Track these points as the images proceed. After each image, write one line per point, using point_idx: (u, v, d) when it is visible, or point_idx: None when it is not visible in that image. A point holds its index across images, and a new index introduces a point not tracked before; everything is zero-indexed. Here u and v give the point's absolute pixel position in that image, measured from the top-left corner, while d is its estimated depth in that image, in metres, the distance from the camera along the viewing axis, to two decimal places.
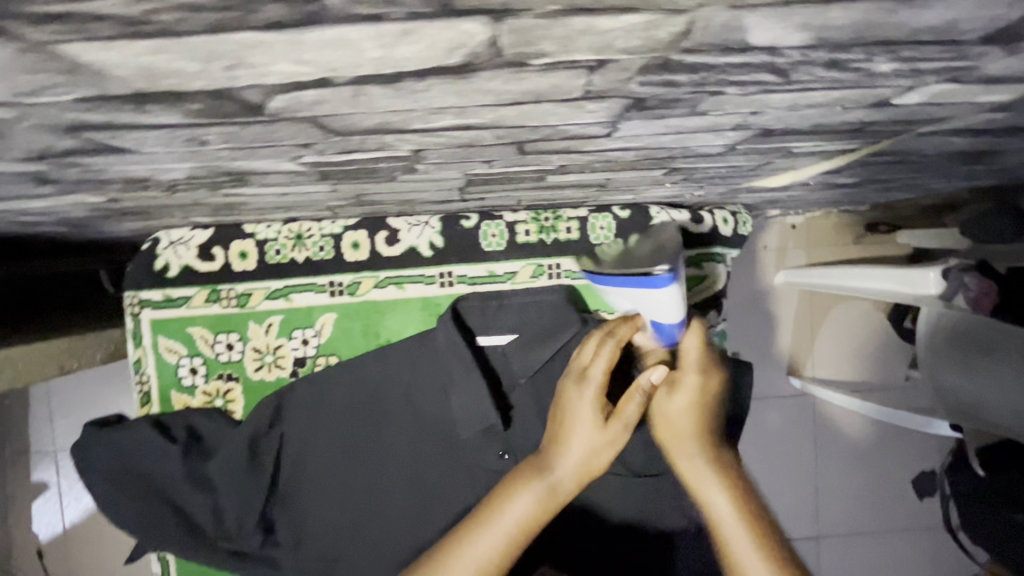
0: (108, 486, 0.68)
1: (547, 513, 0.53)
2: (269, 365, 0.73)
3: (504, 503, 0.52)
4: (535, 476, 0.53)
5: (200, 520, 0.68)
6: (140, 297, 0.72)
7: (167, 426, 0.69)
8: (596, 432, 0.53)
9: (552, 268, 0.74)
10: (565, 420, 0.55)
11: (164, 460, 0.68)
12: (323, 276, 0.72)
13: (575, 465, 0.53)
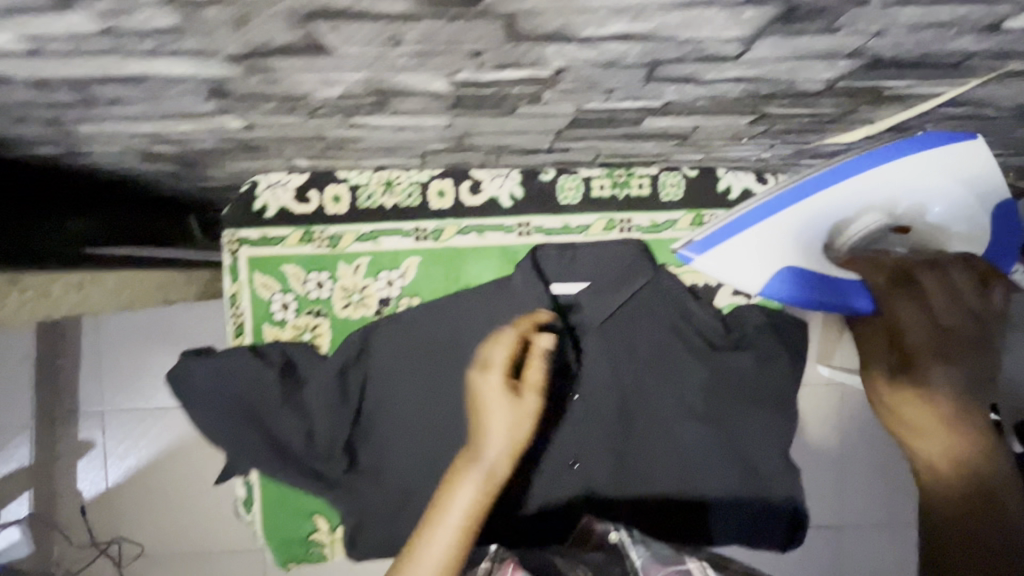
0: (206, 410, 0.72)
1: (489, 497, 0.62)
2: (355, 304, 0.77)
3: (450, 498, 0.61)
4: (471, 470, 0.63)
5: (290, 444, 0.73)
6: (239, 235, 0.77)
7: (262, 355, 0.74)
8: (509, 410, 0.65)
9: (624, 222, 0.78)
10: (483, 410, 0.65)
11: (261, 388, 0.73)
12: (410, 222, 0.77)
13: (502, 449, 0.64)
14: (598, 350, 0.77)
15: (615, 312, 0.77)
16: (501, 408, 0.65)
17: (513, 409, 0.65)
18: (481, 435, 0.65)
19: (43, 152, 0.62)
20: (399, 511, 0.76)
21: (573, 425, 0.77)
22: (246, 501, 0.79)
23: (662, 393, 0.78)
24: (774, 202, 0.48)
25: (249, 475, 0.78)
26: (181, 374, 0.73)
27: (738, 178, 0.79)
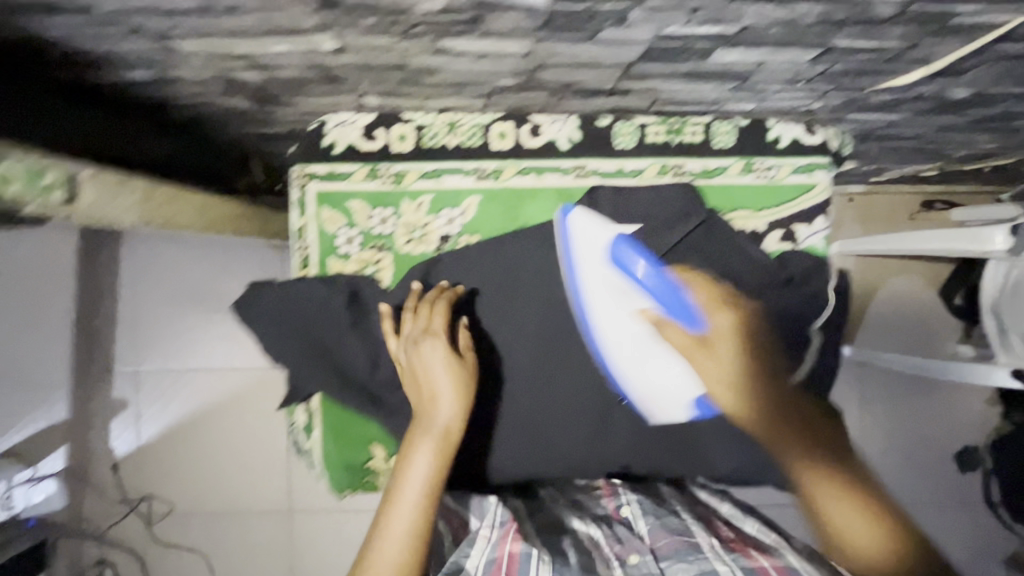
0: (280, 330, 0.79)
1: (444, 456, 0.67)
2: (417, 240, 0.81)
3: (412, 463, 0.65)
4: (421, 437, 0.68)
5: (354, 367, 0.79)
6: (308, 171, 0.80)
7: (332, 284, 0.78)
8: (454, 373, 0.72)
9: (677, 167, 0.81)
10: (427, 377, 0.72)
11: (329, 316, 0.78)
12: (471, 162, 0.80)
13: (448, 412, 0.69)
14: None
15: (670, 254, 0.79)
16: (439, 371, 0.72)
17: (451, 372, 0.72)
18: (427, 405, 0.71)
19: (137, 74, 0.65)
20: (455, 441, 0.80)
21: None
22: (307, 427, 0.83)
23: None
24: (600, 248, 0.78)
25: (310, 401, 0.82)
26: (258, 300, 0.79)
27: (787, 129, 0.81)
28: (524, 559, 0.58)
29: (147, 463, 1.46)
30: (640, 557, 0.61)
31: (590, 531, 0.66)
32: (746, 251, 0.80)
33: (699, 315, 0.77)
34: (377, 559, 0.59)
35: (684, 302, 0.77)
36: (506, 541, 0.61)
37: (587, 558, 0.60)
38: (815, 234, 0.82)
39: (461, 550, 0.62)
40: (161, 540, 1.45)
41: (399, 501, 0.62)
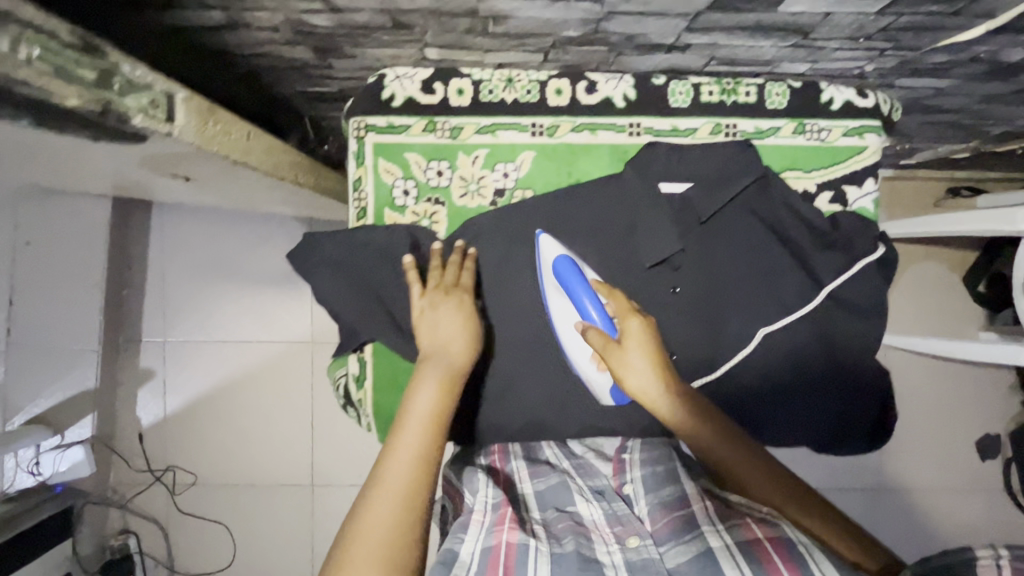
0: (338, 277, 0.80)
1: (450, 390, 0.70)
2: (472, 194, 0.83)
3: (421, 393, 0.68)
4: (429, 370, 0.71)
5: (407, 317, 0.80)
6: (366, 122, 0.81)
7: (389, 233, 0.80)
8: (468, 322, 0.76)
9: (729, 127, 0.82)
10: (443, 321, 0.75)
11: (388, 265, 0.80)
12: (527, 117, 0.82)
13: (458, 352, 0.72)
14: (701, 248, 0.80)
15: (722, 212, 0.81)
16: (452, 320, 0.75)
17: (464, 318, 0.75)
18: (441, 346, 0.73)
19: (213, 17, 0.66)
20: (505, 387, 0.83)
21: (673, 322, 0.80)
22: (359, 377, 0.84)
23: (760, 296, 0.80)
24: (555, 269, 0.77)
25: (362, 350, 0.84)
26: (316, 247, 0.80)
27: (840, 91, 0.82)
28: (522, 550, 0.57)
29: (185, 422, 1.69)
30: (639, 540, 0.61)
31: (590, 512, 0.65)
32: (800, 210, 0.80)
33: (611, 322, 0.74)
34: (385, 476, 0.62)
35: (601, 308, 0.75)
36: (501, 529, 0.59)
37: (584, 544, 0.60)
38: (865, 196, 0.84)
39: (453, 535, 0.60)
40: (181, 505, 1.69)
41: (407, 425, 0.66)
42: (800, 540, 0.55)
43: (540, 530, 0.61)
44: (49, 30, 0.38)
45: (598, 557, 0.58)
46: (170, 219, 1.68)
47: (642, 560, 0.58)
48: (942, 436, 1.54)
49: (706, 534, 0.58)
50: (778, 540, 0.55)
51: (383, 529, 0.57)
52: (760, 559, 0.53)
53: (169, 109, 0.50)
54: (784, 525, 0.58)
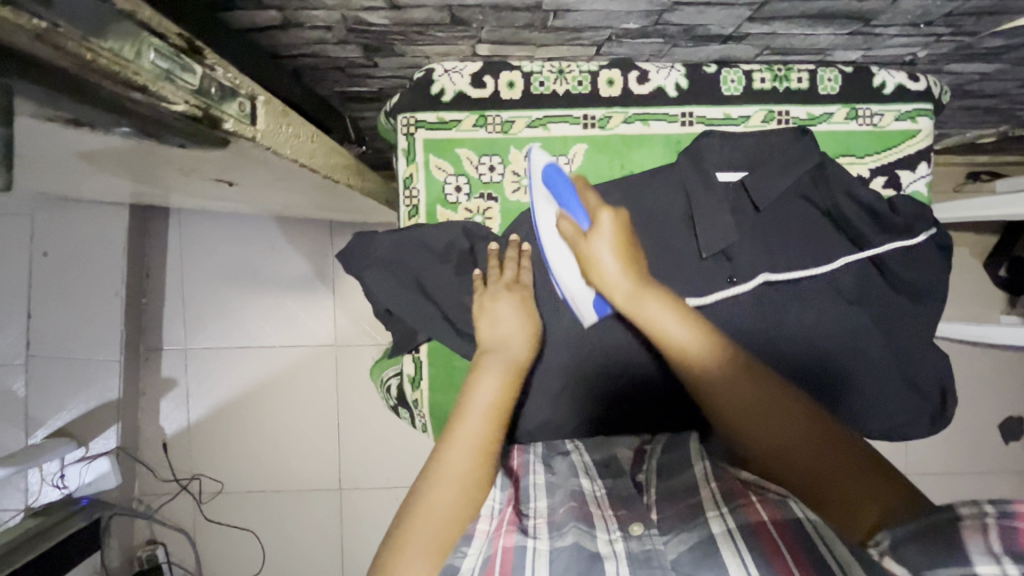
0: (393, 274, 0.80)
1: (513, 385, 0.70)
2: (525, 188, 0.83)
3: (480, 383, 0.69)
4: (492, 363, 0.71)
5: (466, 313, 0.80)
6: (416, 119, 0.81)
7: (444, 230, 0.80)
8: (526, 321, 0.76)
9: (781, 115, 0.82)
10: (503, 313, 0.75)
11: (442, 263, 0.80)
12: (579, 109, 0.82)
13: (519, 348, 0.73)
14: (754, 236, 0.81)
15: (771, 203, 0.81)
16: (513, 316, 0.75)
17: (522, 314, 0.76)
18: (502, 341, 0.73)
19: (268, 16, 0.65)
20: (563, 383, 0.83)
21: (732, 311, 0.80)
22: (414, 378, 0.84)
23: (816, 282, 0.80)
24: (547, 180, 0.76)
25: (417, 351, 0.84)
26: (371, 247, 0.80)
27: (892, 76, 0.82)
28: (519, 552, 0.55)
29: (208, 430, 1.68)
30: (644, 529, 0.58)
31: (591, 490, 0.66)
32: (858, 196, 0.80)
33: (585, 212, 0.74)
34: (444, 463, 0.62)
35: (580, 207, 0.75)
36: (498, 534, 0.58)
37: (584, 534, 0.57)
38: (917, 179, 0.84)
39: (456, 549, 0.57)
40: (206, 514, 1.67)
41: (469, 416, 0.66)
42: (805, 519, 0.52)
43: (541, 526, 0.59)
44: (159, 32, 0.37)
45: (599, 547, 0.55)
46: (189, 226, 1.67)
47: (643, 551, 0.54)
48: (968, 419, 1.55)
49: (708, 519, 0.56)
50: (782, 521, 0.52)
51: (441, 519, 0.58)
52: (760, 542, 0.51)
53: (252, 112, 0.49)
54: (793, 502, 0.55)
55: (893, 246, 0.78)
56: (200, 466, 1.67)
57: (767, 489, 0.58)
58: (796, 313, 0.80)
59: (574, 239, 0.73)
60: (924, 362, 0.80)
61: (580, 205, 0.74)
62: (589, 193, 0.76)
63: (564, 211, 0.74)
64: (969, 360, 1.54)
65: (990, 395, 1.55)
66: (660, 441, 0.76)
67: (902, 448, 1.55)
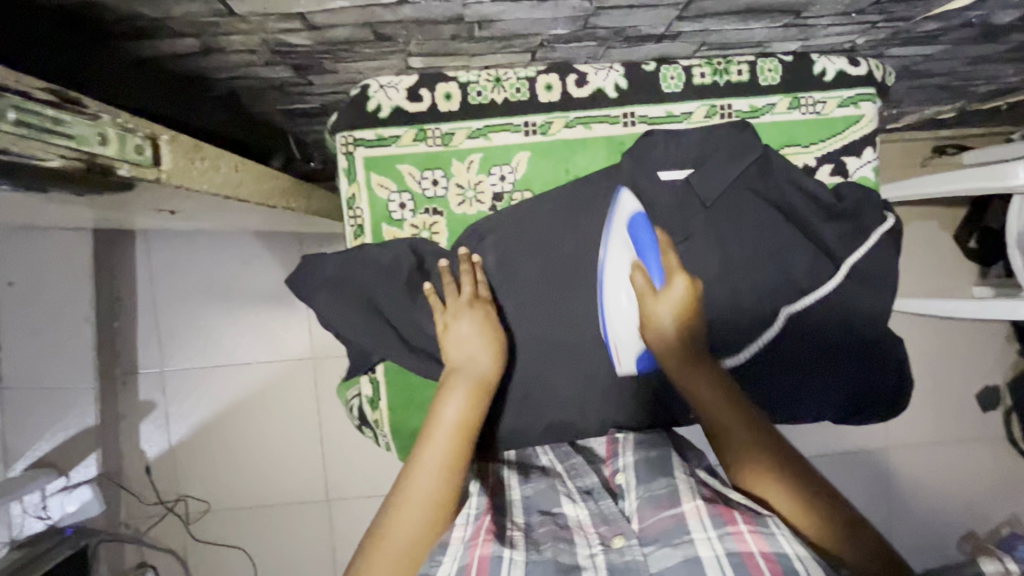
0: (342, 297, 0.79)
1: (479, 401, 0.70)
2: (470, 200, 0.82)
3: (446, 403, 0.68)
4: (459, 379, 0.71)
5: (420, 329, 0.80)
6: (355, 137, 0.80)
7: (391, 248, 0.79)
8: (489, 337, 0.75)
9: (724, 108, 0.82)
10: (470, 329, 0.75)
11: (390, 280, 0.79)
12: (519, 117, 0.81)
13: (485, 364, 0.73)
14: (705, 235, 0.80)
15: (720, 199, 0.81)
16: (475, 331, 0.75)
17: (487, 327, 0.75)
18: (464, 360, 0.73)
19: (184, 43, 0.63)
20: (524, 391, 0.82)
21: None
22: (373, 399, 0.84)
23: (770, 277, 0.80)
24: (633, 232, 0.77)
25: (374, 371, 0.83)
26: (320, 271, 0.79)
27: (832, 62, 0.81)
28: (495, 563, 0.54)
29: (191, 452, 1.67)
30: (625, 540, 0.60)
31: (575, 513, 0.64)
32: (803, 185, 0.80)
33: (661, 273, 0.76)
34: (409, 485, 0.63)
35: (657, 262, 0.76)
36: (475, 543, 0.56)
37: (564, 549, 0.58)
38: (864, 164, 0.84)
39: (431, 560, 0.57)
40: (195, 534, 1.67)
41: (434, 437, 0.66)
42: (794, 556, 0.53)
43: (519, 538, 0.59)
44: (23, 91, 0.36)
45: (579, 561, 0.57)
46: (154, 245, 1.65)
47: (625, 562, 0.57)
48: (946, 392, 1.56)
49: (697, 542, 0.56)
50: (771, 554, 0.53)
51: (406, 542, 0.60)
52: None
53: (155, 152, 0.48)
54: (780, 533, 0.55)
55: (859, 254, 0.79)
56: (184, 488, 1.67)
57: (750, 508, 0.59)
58: (750, 306, 0.80)
59: (644, 296, 0.75)
60: (878, 348, 0.80)
61: (659, 263, 0.76)
62: (672, 253, 0.76)
63: (638, 263, 0.76)
64: (943, 335, 1.55)
65: (966, 368, 1.56)
66: (633, 434, 0.76)
67: (884, 425, 1.56)
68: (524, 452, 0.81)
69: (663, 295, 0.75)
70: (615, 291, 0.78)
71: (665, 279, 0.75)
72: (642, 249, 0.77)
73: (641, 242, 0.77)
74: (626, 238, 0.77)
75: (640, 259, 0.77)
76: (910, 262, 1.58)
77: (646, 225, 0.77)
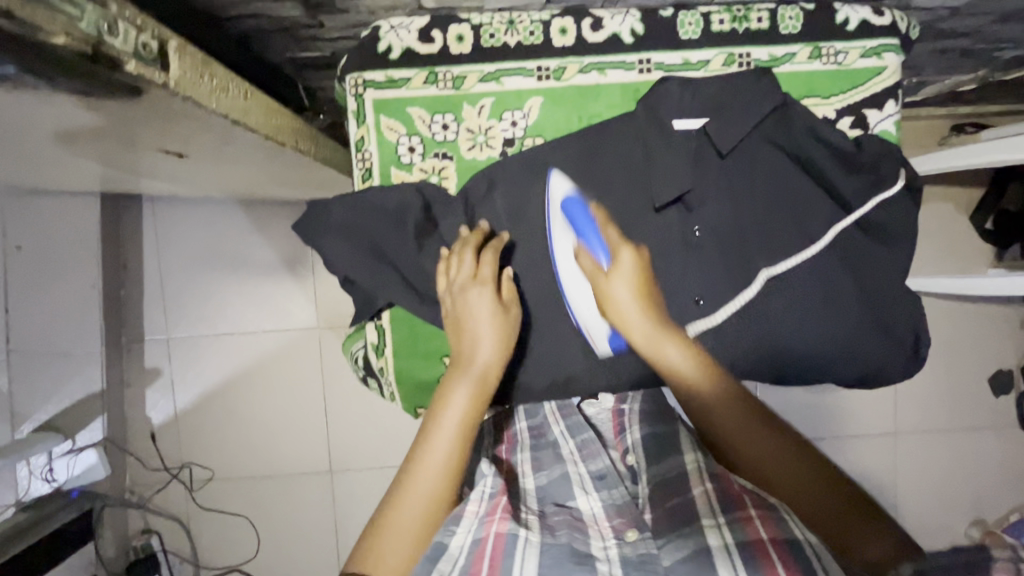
0: (348, 238, 0.78)
1: (481, 397, 0.67)
2: (481, 145, 0.81)
3: (449, 399, 0.65)
4: (460, 375, 0.68)
5: (428, 278, 0.78)
6: (365, 78, 0.79)
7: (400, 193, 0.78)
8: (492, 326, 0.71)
9: (742, 57, 0.79)
10: (468, 321, 0.71)
11: (397, 225, 0.78)
12: (532, 61, 0.79)
13: (489, 357, 0.68)
14: (720, 185, 0.77)
15: (740, 144, 0.77)
16: (480, 320, 0.71)
17: (494, 316, 0.71)
18: (465, 349, 0.69)
19: None
20: (531, 343, 0.81)
21: (693, 262, 0.77)
22: (378, 345, 0.83)
23: (787, 232, 0.77)
24: (569, 211, 0.75)
25: (379, 317, 0.82)
26: (325, 211, 0.77)
27: (855, 11, 0.79)
28: (510, 541, 0.54)
29: (194, 420, 1.67)
30: (638, 533, 0.57)
31: (589, 506, 0.62)
32: (824, 135, 0.77)
33: (606, 250, 0.72)
34: (411, 482, 0.60)
35: (598, 237, 0.73)
36: (491, 520, 0.57)
37: (578, 538, 0.57)
38: (886, 118, 0.81)
39: (445, 528, 0.57)
40: (198, 501, 1.67)
41: (438, 433, 0.63)
42: (803, 541, 0.51)
43: (534, 521, 0.59)
44: None
45: (593, 551, 0.55)
46: (162, 212, 1.65)
47: (638, 555, 0.54)
48: (959, 375, 1.53)
49: (705, 529, 0.54)
50: (780, 540, 0.51)
51: (405, 539, 0.58)
52: (757, 559, 0.50)
53: (162, 56, 0.47)
54: (790, 521, 0.53)
55: (869, 201, 0.75)
56: (187, 455, 1.67)
57: (758, 495, 0.58)
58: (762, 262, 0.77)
59: (594, 276, 0.71)
60: (892, 305, 0.78)
61: (600, 240, 0.73)
62: (611, 229, 0.74)
63: (581, 245, 0.73)
64: (960, 316, 1.51)
65: (982, 352, 1.52)
66: (639, 406, 0.76)
67: (892, 409, 1.53)
68: (534, 421, 0.80)
69: (615, 273, 0.70)
70: (571, 272, 0.76)
71: (613, 255, 0.72)
72: (579, 229, 0.74)
73: (575, 224, 0.74)
74: (563, 219, 0.76)
75: (579, 233, 0.74)
76: (926, 241, 1.54)
77: (580, 203, 0.76)
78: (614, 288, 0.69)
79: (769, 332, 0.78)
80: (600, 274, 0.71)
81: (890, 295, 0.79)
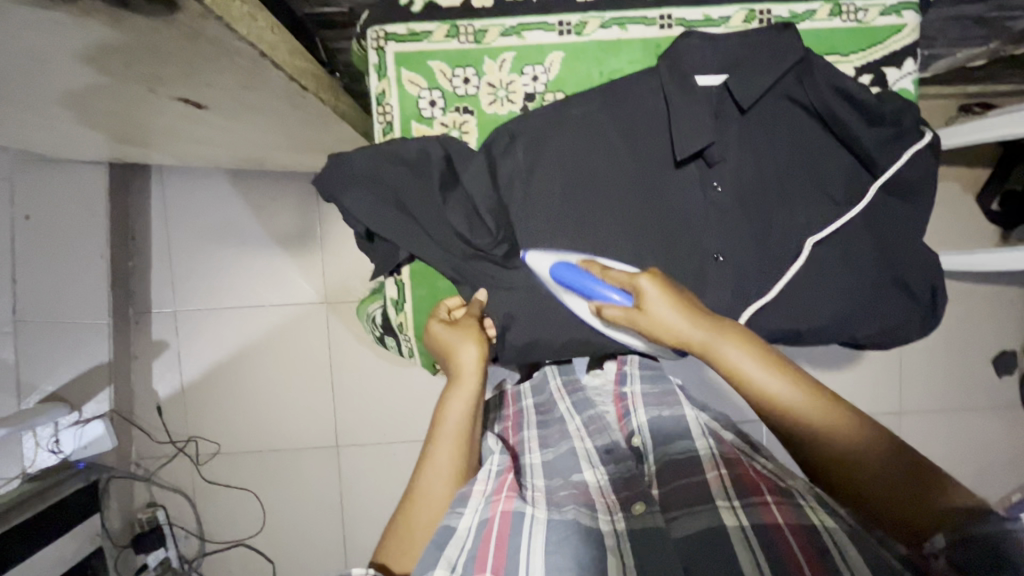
0: (366, 191, 0.78)
1: (470, 401, 0.70)
2: (502, 100, 0.82)
3: (443, 412, 0.69)
4: (450, 388, 0.72)
5: (448, 232, 0.79)
6: (386, 31, 0.80)
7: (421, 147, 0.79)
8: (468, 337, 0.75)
9: (762, 14, 0.80)
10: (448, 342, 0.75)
11: (420, 178, 0.79)
12: (554, 16, 0.80)
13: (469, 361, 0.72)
14: (741, 142, 0.78)
15: (760, 100, 0.78)
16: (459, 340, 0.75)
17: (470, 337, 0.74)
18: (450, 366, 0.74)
19: None
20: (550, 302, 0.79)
21: (713, 220, 0.77)
22: (398, 301, 0.86)
23: (805, 189, 0.78)
24: (566, 275, 0.66)
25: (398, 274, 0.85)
26: (347, 162, 0.78)
27: None
28: (517, 518, 0.56)
29: (201, 393, 1.67)
30: (645, 506, 0.56)
31: (594, 478, 0.64)
32: (846, 92, 0.77)
33: (622, 293, 0.63)
34: (422, 489, 0.65)
35: (606, 286, 0.64)
36: (497, 498, 0.59)
37: (584, 513, 0.57)
38: (904, 77, 0.81)
39: (451, 511, 0.59)
40: (204, 476, 1.67)
41: (438, 440, 0.67)
42: (821, 529, 0.49)
43: (540, 499, 0.60)
44: None
45: (601, 525, 0.56)
46: (171, 185, 1.64)
47: (644, 529, 0.53)
48: (965, 356, 1.52)
49: (720, 510, 0.54)
50: (798, 527, 0.50)
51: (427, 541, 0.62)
52: (772, 542, 0.49)
53: None
54: (808, 507, 0.52)
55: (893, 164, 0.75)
56: (193, 429, 1.67)
57: (777, 485, 0.57)
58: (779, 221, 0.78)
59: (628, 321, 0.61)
60: (905, 266, 0.79)
61: (609, 287, 0.63)
62: (613, 271, 0.65)
63: (596, 303, 0.64)
64: (971, 296, 1.50)
65: (989, 333, 1.51)
66: (641, 388, 0.77)
67: (896, 389, 1.54)
68: (541, 399, 0.85)
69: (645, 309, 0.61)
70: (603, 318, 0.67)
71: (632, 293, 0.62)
72: (585, 288, 0.64)
73: (576, 282, 0.65)
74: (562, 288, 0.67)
75: (588, 289, 0.64)
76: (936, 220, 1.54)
77: (569, 264, 0.67)
78: (652, 321, 0.60)
79: (784, 290, 0.78)
80: (630, 319, 0.61)
81: (904, 257, 0.79)
